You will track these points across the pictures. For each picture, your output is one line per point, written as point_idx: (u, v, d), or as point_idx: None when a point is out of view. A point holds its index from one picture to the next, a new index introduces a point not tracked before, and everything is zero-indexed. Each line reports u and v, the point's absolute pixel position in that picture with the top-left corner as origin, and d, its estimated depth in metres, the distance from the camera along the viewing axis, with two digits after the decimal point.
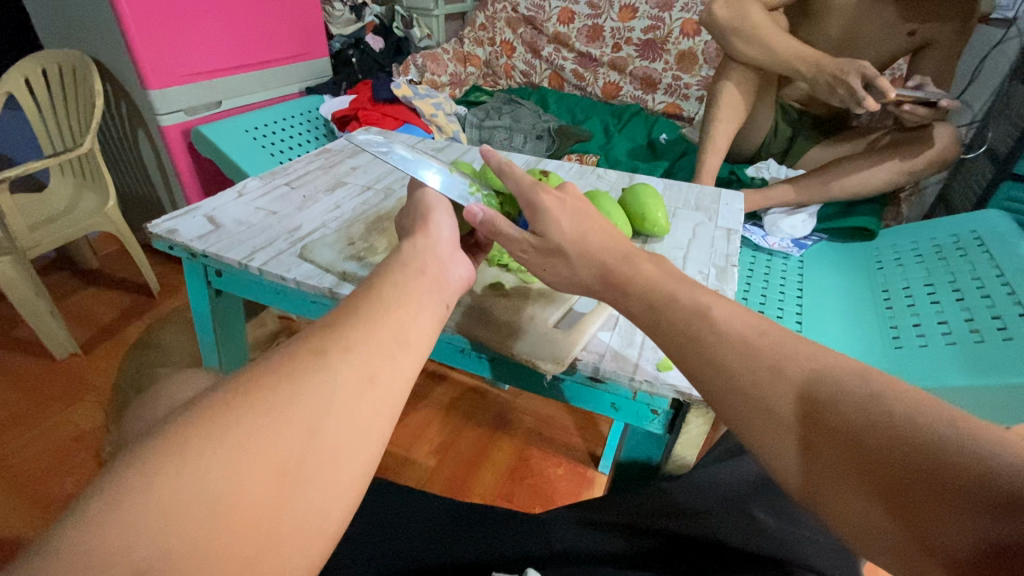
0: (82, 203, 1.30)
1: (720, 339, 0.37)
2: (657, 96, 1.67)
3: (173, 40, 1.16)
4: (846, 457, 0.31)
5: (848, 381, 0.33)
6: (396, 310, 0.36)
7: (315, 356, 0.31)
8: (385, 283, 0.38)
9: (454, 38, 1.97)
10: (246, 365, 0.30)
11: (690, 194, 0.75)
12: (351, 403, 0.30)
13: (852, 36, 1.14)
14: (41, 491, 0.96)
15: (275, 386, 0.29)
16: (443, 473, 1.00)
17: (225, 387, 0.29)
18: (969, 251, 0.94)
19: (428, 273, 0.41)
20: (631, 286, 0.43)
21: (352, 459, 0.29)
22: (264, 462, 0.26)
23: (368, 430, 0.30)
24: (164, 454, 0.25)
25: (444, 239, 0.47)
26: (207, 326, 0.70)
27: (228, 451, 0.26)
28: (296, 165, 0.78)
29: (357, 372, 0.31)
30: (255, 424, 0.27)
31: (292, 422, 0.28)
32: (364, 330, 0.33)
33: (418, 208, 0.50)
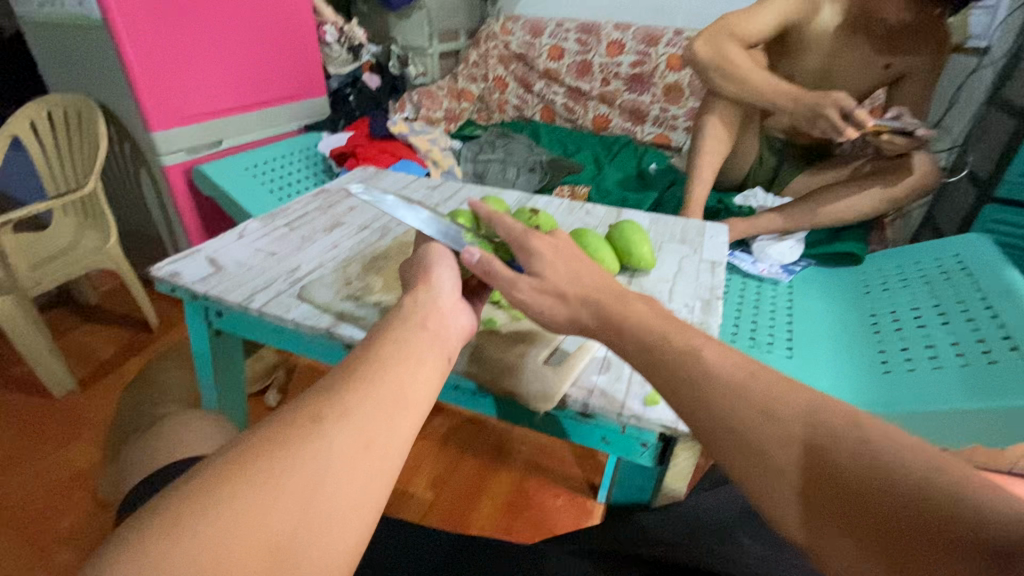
0: (83, 241, 1.33)
1: (710, 377, 0.39)
2: (646, 128, 1.73)
3: (176, 84, 1.21)
4: (841, 507, 0.32)
5: (836, 423, 0.34)
6: (394, 370, 0.37)
7: (312, 423, 0.32)
8: (386, 343, 0.40)
9: (448, 74, 2.03)
10: (246, 430, 0.32)
11: (676, 228, 0.77)
12: (345, 472, 0.31)
13: (830, 71, 1.19)
14: (35, 532, 0.95)
15: (271, 456, 0.30)
16: (441, 506, 0.99)
17: (223, 455, 0.30)
18: (953, 276, 0.96)
19: (428, 328, 0.43)
20: (625, 326, 0.45)
21: (345, 527, 0.30)
22: (258, 537, 0.27)
23: (361, 499, 0.31)
24: (159, 532, 0.26)
25: (445, 291, 0.48)
26: (206, 366, 0.71)
27: (224, 526, 0.27)
28: (295, 205, 0.81)
29: (352, 437, 0.32)
30: (250, 496, 0.28)
31: (286, 496, 0.29)
32: (361, 395, 0.35)
33: (419, 262, 0.52)
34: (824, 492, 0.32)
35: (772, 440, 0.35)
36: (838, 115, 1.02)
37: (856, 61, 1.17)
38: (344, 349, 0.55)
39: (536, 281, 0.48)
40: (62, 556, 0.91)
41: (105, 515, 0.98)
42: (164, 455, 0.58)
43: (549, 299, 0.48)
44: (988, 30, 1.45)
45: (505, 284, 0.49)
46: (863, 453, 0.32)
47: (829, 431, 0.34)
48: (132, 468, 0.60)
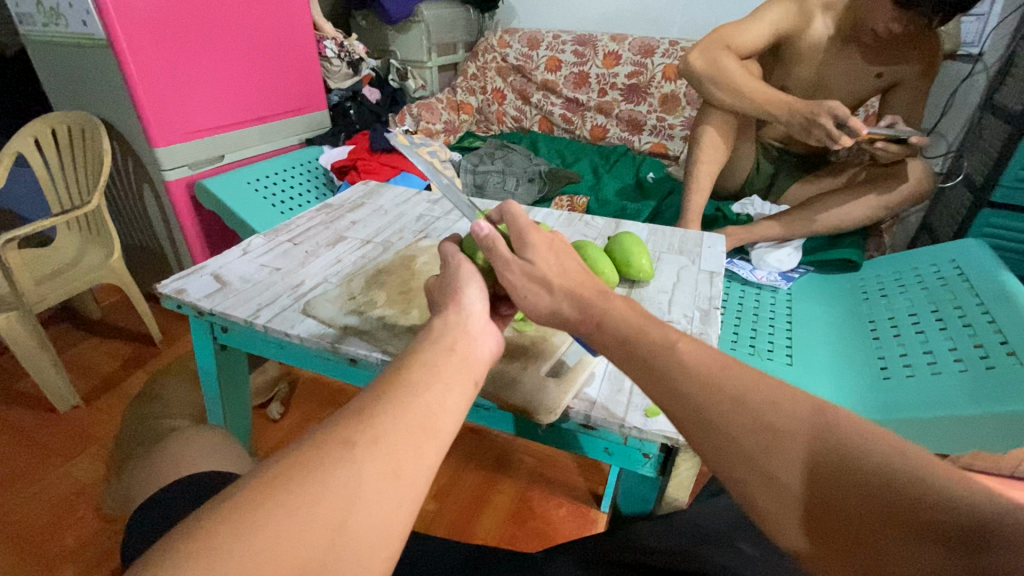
0: (87, 257, 1.34)
1: (684, 370, 0.39)
2: (643, 137, 1.75)
3: (179, 100, 1.22)
4: (845, 527, 0.31)
5: (805, 413, 0.35)
6: (423, 395, 0.38)
7: (344, 447, 0.33)
8: (417, 365, 0.41)
9: (447, 87, 2.05)
10: (277, 456, 0.33)
11: (674, 238, 0.78)
12: (374, 498, 0.32)
13: (823, 80, 1.20)
14: (40, 548, 0.95)
15: (303, 481, 0.31)
16: (444, 517, 0.99)
17: (256, 479, 0.31)
18: (951, 281, 0.97)
19: (456, 351, 0.44)
20: (604, 320, 0.45)
21: (372, 554, 0.31)
22: (291, 563, 0.28)
23: (388, 526, 0.32)
24: (197, 555, 0.27)
25: (473, 314, 0.48)
26: (212, 381, 0.72)
27: (259, 552, 0.28)
28: (298, 221, 0.82)
29: (382, 464, 0.33)
30: (283, 521, 0.29)
31: (319, 522, 0.30)
32: (391, 421, 0.35)
33: (448, 284, 0.51)
34: (826, 512, 0.32)
35: (748, 432, 0.35)
36: (832, 124, 1.03)
37: (849, 71, 1.19)
38: (349, 363, 0.56)
39: (527, 268, 0.49)
40: (68, 572, 0.92)
41: (111, 530, 0.98)
42: (170, 469, 0.59)
43: (535, 287, 0.49)
44: (980, 37, 1.46)
45: (500, 265, 0.50)
46: (845, 450, 0.33)
47: (808, 424, 0.35)
48: (139, 483, 0.60)
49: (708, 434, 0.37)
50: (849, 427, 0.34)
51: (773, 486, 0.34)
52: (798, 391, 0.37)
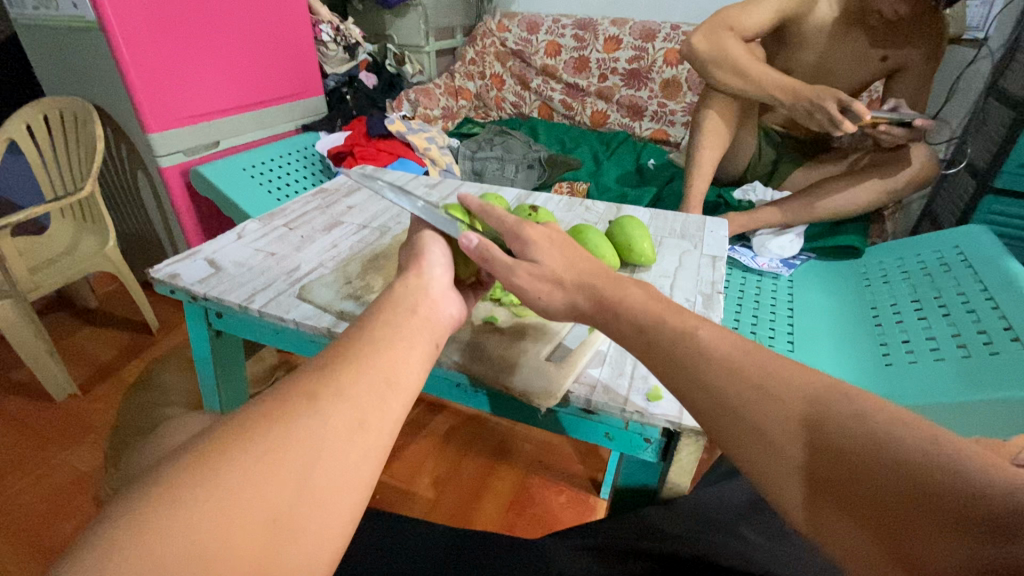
0: (83, 244, 1.32)
1: (705, 361, 0.39)
2: (644, 123, 1.73)
3: (173, 86, 1.20)
4: (849, 490, 0.31)
5: (837, 401, 0.34)
6: (386, 351, 0.38)
7: (307, 400, 0.33)
8: (378, 325, 0.41)
9: (445, 72, 2.02)
10: (238, 412, 0.32)
11: (676, 223, 0.77)
12: (339, 448, 0.31)
13: (828, 63, 1.19)
14: (39, 536, 0.95)
15: (265, 432, 0.30)
16: (444, 504, 0.99)
17: (216, 433, 0.30)
18: (954, 268, 0.96)
19: (419, 313, 0.43)
20: (621, 309, 0.45)
21: (341, 504, 0.30)
22: (253, 513, 0.27)
23: (355, 476, 0.31)
24: (153, 508, 0.26)
25: (437, 277, 0.48)
26: (207, 367, 0.71)
27: (218, 497, 0.27)
28: (292, 205, 0.80)
29: (346, 417, 0.33)
30: (244, 472, 0.28)
31: (282, 471, 0.29)
32: (354, 375, 0.35)
33: (411, 250, 0.51)
34: (829, 477, 0.32)
35: (769, 426, 0.35)
36: (836, 108, 1.01)
37: (853, 54, 1.17)
38: None
39: (532, 268, 0.48)
40: None
41: None
42: (165, 456, 0.58)
43: (547, 286, 0.48)
44: (985, 21, 1.44)
45: (501, 268, 0.49)
46: (858, 427, 0.32)
47: (809, 402, 0.35)
48: (136, 468, 0.60)
49: (730, 420, 0.37)
50: (856, 404, 0.33)
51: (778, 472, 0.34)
52: (807, 377, 0.37)
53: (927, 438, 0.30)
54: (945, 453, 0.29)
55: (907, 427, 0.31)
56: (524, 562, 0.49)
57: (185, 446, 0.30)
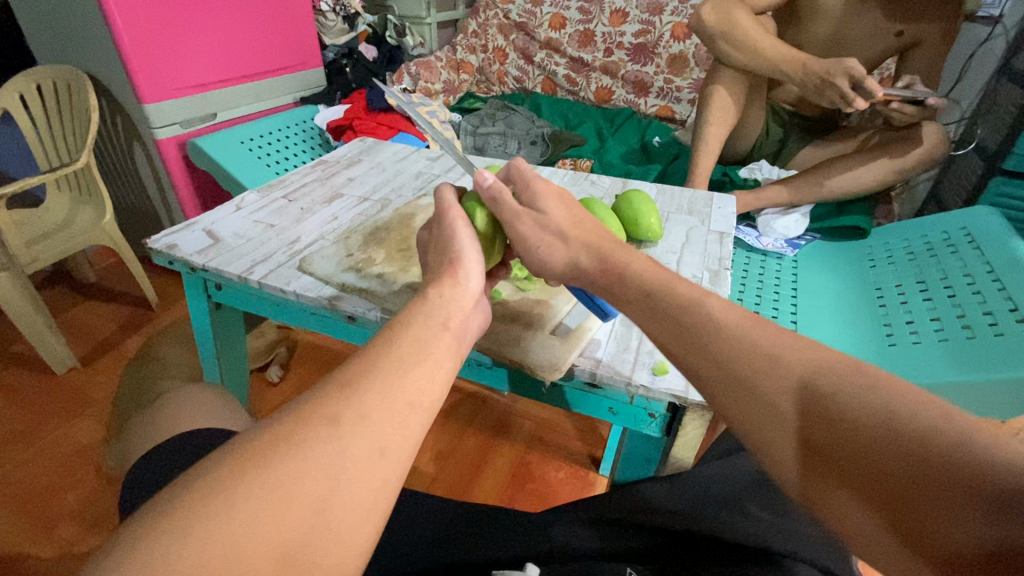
0: (79, 217, 1.30)
1: (713, 339, 0.37)
2: (649, 100, 1.69)
3: (168, 55, 1.17)
4: (838, 445, 0.30)
5: (847, 375, 0.32)
6: (416, 372, 0.37)
7: (329, 424, 0.32)
8: (407, 337, 0.39)
9: (447, 45, 1.98)
10: (257, 431, 0.31)
11: (682, 198, 0.76)
12: (358, 476, 0.31)
13: (839, 38, 1.16)
14: (43, 507, 0.96)
15: (286, 460, 0.29)
16: (444, 479, 1.00)
17: (236, 455, 0.30)
18: (960, 249, 0.95)
19: (450, 329, 0.42)
20: (619, 294, 0.44)
21: (358, 533, 0.30)
22: (268, 546, 0.27)
23: (371, 504, 0.31)
24: (167, 540, 0.26)
25: (469, 285, 0.46)
26: (206, 339, 0.71)
27: (236, 530, 0.27)
28: (292, 177, 0.79)
29: (368, 444, 0.32)
30: (261, 504, 0.28)
31: (302, 503, 0.29)
32: (380, 398, 0.34)
33: (448, 252, 0.49)
34: (820, 432, 0.31)
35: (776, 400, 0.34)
36: (848, 84, 0.98)
37: (867, 29, 1.15)
38: (347, 321, 0.54)
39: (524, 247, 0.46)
40: (69, 530, 0.92)
41: (112, 489, 0.99)
42: (167, 429, 0.58)
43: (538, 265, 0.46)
44: None
45: None
46: (876, 402, 0.30)
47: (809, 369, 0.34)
48: (137, 440, 0.60)
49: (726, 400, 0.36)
50: (858, 382, 0.32)
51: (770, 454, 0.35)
52: (805, 348, 0.35)
53: (924, 408, 0.29)
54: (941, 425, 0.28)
55: (908, 397, 0.30)
56: (529, 535, 0.49)
57: (204, 464, 0.30)
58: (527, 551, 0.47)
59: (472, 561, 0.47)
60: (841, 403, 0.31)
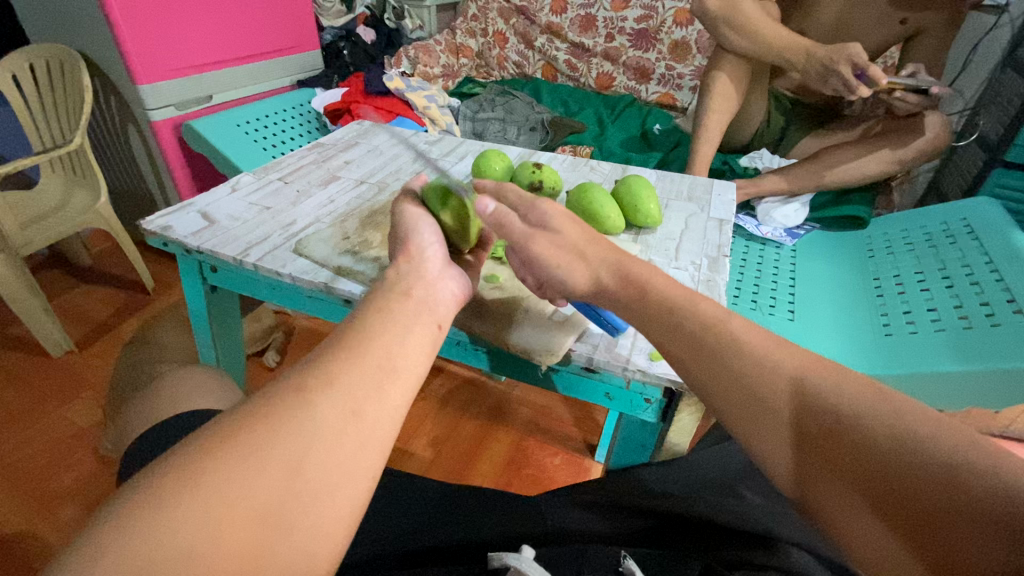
0: (74, 200, 1.29)
1: (721, 356, 0.40)
2: (651, 86, 1.68)
3: (162, 34, 1.16)
4: (843, 462, 0.32)
5: (858, 397, 0.34)
6: (382, 339, 0.37)
7: (297, 392, 0.32)
8: (370, 309, 0.40)
9: (446, 29, 1.95)
10: (227, 409, 0.32)
11: (682, 185, 0.75)
12: (331, 441, 0.31)
13: (842, 26, 1.15)
14: (41, 488, 0.96)
15: (255, 430, 0.30)
16: (441, 464, 1.01)
17: (209, 428, 0.30)
18: (959, 239, 0.95)
19: (413, 295, 0.42)
20: (630, 305, 0.45)
21: (337, 497, 0.30)
22: (242, 510, 0.27)
23: (352, 469, 0.31)
24: (142, 511, 0.26)
25: (428, 257, 0.47)
26: (202, 324, 0.70)
27: (202, 497, 0.27)
28: (288, 160, 0.78)
29: (338, 407, 0.32)
30: (229, 469, 0.28)
31: (272, 465, 0.29)
32: (347, 363, 0.35)
33: (397, 232, 0.50)
34: (826, 446, 0.33)
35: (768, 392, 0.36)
36: (852, 71, 0.98)
37: (872, 17, 1.14)
38: (344, 304, 0.54)
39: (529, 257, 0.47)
40: (68, 512, 0.93)
41: (109, 470, 0.99)
42: (163, 411, 0.58)
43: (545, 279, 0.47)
44: None
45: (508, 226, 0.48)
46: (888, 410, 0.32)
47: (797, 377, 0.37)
48: (134, 422, 0.60)
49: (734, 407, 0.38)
50: (855, 388, 0.34)
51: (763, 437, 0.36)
52: (808, 358, 0.38)
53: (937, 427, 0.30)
54: (938, 444, 0.29)
55: (916, 414, 0.32)
56: (522, 514, 0.49)
57: (182, 441, 0.30)
58: (521, 531, 0.48)
59: (468, 542, 0.47)
60: (843, 418, 0.33)
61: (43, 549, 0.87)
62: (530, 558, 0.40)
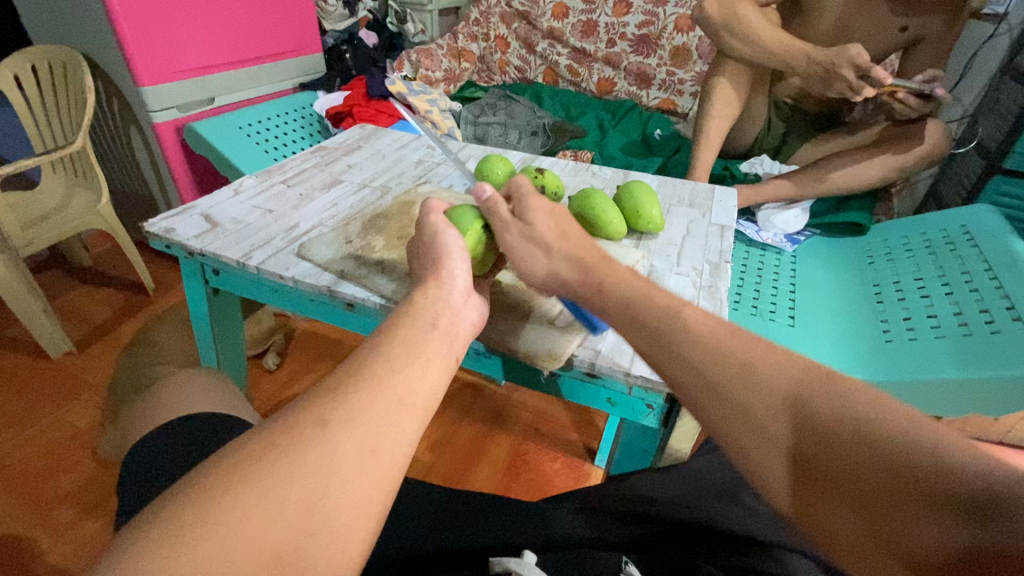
0: (74, 201, 1.29)
1: None
2: (651, 92, 1.68)
3: (165, 37, 1.16)
4: (825, 476, 0.32)
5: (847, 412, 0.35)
6: (402, 373, 0.38)
7: (317, 428, 0.32)
8: (394, 339, 0.40)
9: (448, 33, 1.95)
10: (247, 433, 0.32)
11: (684, 191, 0.76)
12: (350, 480, 0.31)
13: (841, 32, 1.16)
14: (39, 490, 0.96)
15: (276, 463, 0.30)
16: (440, 468, 1.00)
17: (230, 457, 0.31)
18: (959, 246, 0.95)
19: (439, 327, 0.43)
20: (628, 309, 0.45)
21: (352, 537, 0.30)
22: (259, 548, 0.27)
23: (366, 507, 0.31)
24: (162, 546, 0.26)
25: (457, 288, 0.47)
26: (205, 326, 0.70)
27: (219, 534, 0.27)
28: (291, 162, 0.78)
29: (357, 445, 0.33)
30: (248, 505, 0.28)
31: (292, 503, 0.29)
32: (366, 398, 0.35)
33: (430, 254, 0.49)
34: (815, 454, 0.33)
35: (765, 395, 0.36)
36: (853, 74, 0.98)
37: (871, 23, 1.15)
38: (346, 307, 0.54)
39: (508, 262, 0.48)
40: (65, 515, 0.92)
41: (108, 473, 0.99)
42: (163, 415, 0.57)
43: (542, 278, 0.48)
44: None
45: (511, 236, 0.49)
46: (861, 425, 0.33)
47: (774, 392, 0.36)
48: (133, 425, 0.60)
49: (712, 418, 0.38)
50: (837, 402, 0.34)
51: (760, 445, 0.36)
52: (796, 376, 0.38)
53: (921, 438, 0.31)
54: (909, 445, 0.30)
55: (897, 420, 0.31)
56: (524, 522, 0.49)
57: (198, 469, 0.30)
58: (526, 537, 0.47)
59: (472, 546, 0.47)
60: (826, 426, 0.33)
61: (39, 553, 0.87)
62: (532, 563, 0.40)
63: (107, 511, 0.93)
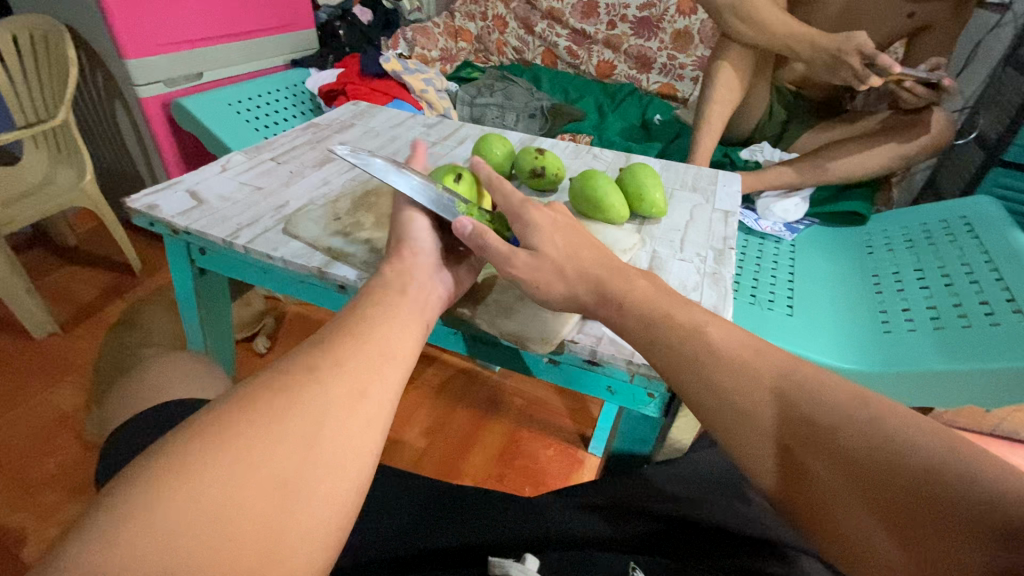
0: (58, 177, 1.25)
1: (726, 357, 0.40)
2: (652, 76, 1.66)
3: (151, 7, 1.11)
4: (836, 472, 0.33)
5: (854, 407, 0.35)
6: (381, 330, 0.39)
7: (309, 373, 0.35)
8: (367, 305, 0.42)
9: (444, 11, 1.91)
10: (246, 379, 0.34)
11: (687, 175, 0.74)
12: (342, 416, 0.33)
13: (848, 16, 1.13)
14: (23, 472, 0.94)
15: (273, 402, 0.32)
16: (432, 455, 0.99)
17: (228, 399, 0.32)
18: (959, 237, 0.94)
19: (410, 294, 0.44)
20: (633, 301, 0.44)
21: (346, 471, 0.32)
22: (266, 471, 0.29)
23: (359, 445, 0.33)
24: (166, 469, 0.28)
25: (423, 260, 0.47)
26: (191, 309, 0.68)
27: (223, 461, 0.29)
28: (281, 140, 0.75)
29: (346, 387, 0.35)
30: (248, 438, 0.30)
31: (290, 433, 0.31)
32: (352, 350, 0.37)
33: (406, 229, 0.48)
34: (835, 448, 0.34)
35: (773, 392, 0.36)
36: (859, 62, 0.96)
37: (878, 8, 1.12)
38: (337, 290, 0.52)
39: (527, 242, 0.47)
40: (50, 497, 0.91)
41: (93, 456, 0.97)
42: (147, 399, 0.55)
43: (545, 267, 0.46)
44: None
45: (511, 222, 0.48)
46: (879, 432, 0.33)
47: (779, 376, 0.38)
48: (116, 409, 0.58)
49: (724, 401, 0.38)
50: (838, 395, 0.35)
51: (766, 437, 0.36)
52: (801, 368, 0.38)
53: (934, 438, 0.32)
54: (928, 449, 0.31)
55: (901, 418, 0.33)
56: (523, 518, 0.48)
57: (195, 415, 0.32)
58: (520, 535, 0.46)
59: (469, 544, 0.46)
60: (834, 424, 0.34)
61: (24, 535, 0.85)
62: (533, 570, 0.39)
63: (91, 495, 0.91)
